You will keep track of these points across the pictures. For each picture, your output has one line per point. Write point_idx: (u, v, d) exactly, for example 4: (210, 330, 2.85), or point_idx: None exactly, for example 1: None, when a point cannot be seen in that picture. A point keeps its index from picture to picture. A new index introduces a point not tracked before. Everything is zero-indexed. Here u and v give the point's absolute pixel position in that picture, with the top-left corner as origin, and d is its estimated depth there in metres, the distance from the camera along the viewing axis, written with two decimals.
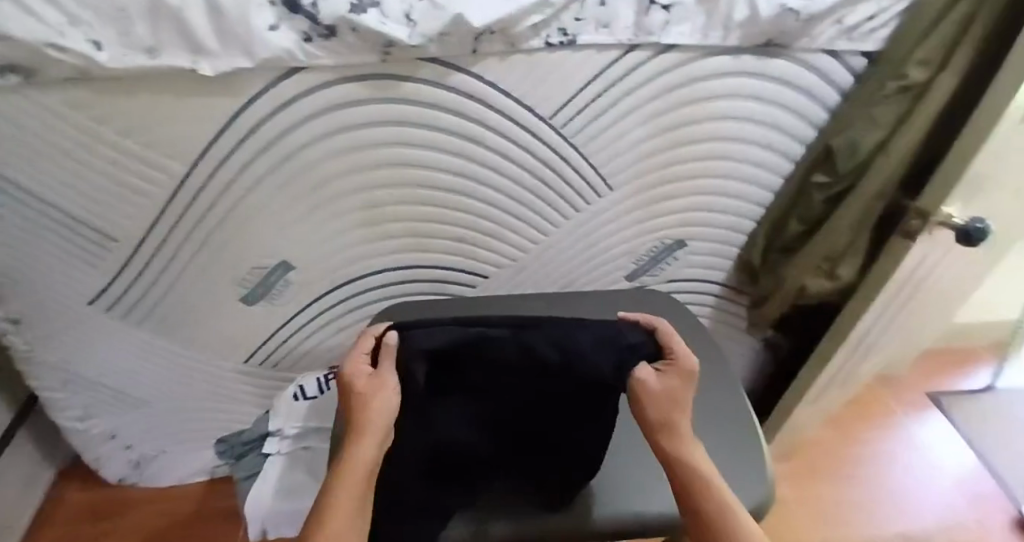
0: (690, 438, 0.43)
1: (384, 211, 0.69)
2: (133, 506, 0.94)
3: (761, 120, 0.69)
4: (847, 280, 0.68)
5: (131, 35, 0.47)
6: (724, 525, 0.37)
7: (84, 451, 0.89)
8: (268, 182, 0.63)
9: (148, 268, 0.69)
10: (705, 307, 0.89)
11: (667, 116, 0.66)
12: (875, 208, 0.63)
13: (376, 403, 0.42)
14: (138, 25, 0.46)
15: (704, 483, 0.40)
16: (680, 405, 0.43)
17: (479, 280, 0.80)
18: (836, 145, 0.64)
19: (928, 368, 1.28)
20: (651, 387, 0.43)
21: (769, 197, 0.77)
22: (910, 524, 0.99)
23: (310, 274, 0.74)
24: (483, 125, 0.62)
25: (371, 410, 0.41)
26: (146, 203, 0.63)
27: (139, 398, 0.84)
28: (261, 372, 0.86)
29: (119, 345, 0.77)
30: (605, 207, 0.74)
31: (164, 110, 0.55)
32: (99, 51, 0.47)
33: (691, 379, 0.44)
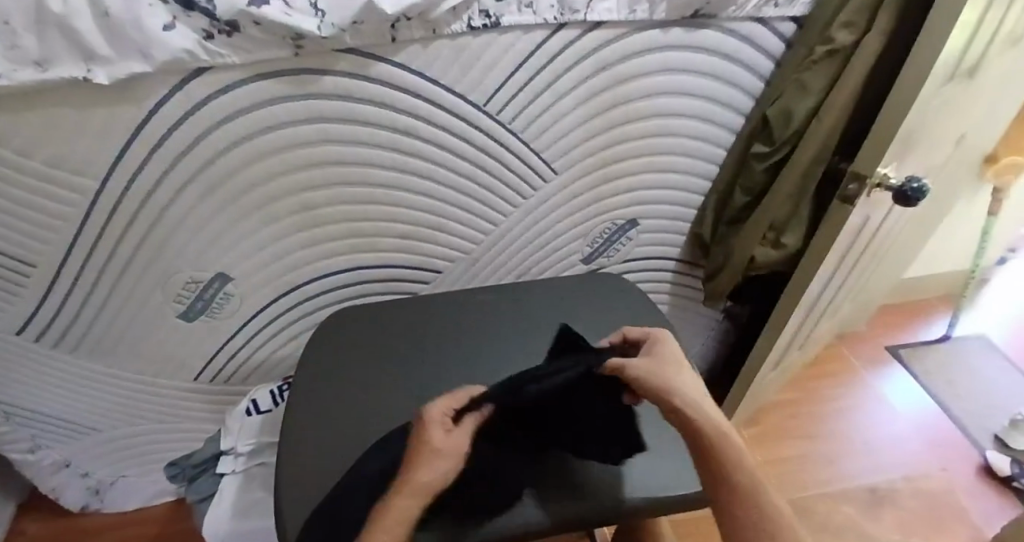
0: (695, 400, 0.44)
1: (322, 214, 0.67)
2: (97, 534, 0.91)
3: (698, 93, 0.68)
4: (792, 247, 0.69)
5: (17, 47, 0.43)
6: (734, 469, 0.40)
7: (37, 484, 0.85)
8: (193, 191, 0.60)
9: (76, 292, 0.65)
10: (663, 284, 0.89)
11: (603, 95, 0.65)
12: (814, 175, 0.63)
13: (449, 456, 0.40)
14: (24, 37, 0.43)
15: (712, 437, 0.41)
16: (672, 368, 0.46)
17: (431, 276, 0.78)
18: (771, 114, 0.64)
19: (886, 324, 1.31)
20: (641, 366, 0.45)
21: (714, 170, 0.77)
22: (874, 477, 1.02)
23: (253, 283, 0.71)
24: (414, 116, 0.60)
25: (435, 467, 0.39)
26: (63, 224, 0.59)
27: (88, 424, 0.81)
28: (216, 387, 0.83)
29: (58, 373, 0.74)
30: (551, 192, 0.73)
31: (65, 125, 0.51)
32: None
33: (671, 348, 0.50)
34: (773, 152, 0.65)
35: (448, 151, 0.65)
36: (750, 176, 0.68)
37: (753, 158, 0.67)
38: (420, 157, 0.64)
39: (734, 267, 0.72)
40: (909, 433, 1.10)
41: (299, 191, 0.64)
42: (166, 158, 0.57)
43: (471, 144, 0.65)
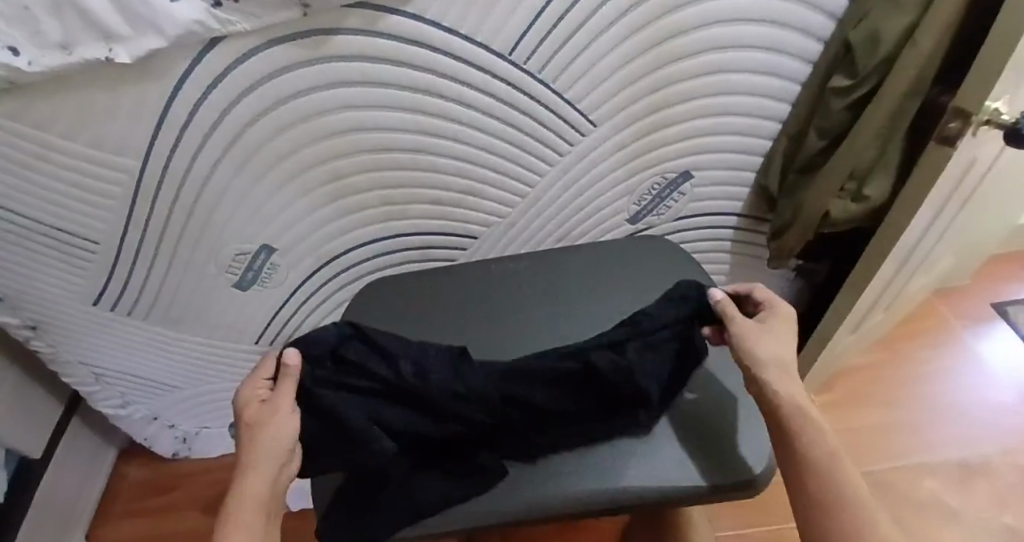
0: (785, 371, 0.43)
1: (353, 182, 0.66)
2: (188, 478, 1.01)
3: (762, 21, 0.59)
4: (878, 199, 0.59)
5: (41, 33, 0.42)
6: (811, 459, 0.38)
7: (133, 434, 0.95)
8: (227, 165, 0.61)
9: (137, 265, 0.69)
10: (723, 242, 0.81)
11: (646, 31, 0.57)
12: (906, 112, 0.52)
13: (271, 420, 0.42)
14: (45, 22, 0.41)
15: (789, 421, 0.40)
16: (773, 339, 0.44)
17: (469, 240, 0.75)
18: (854, 40, 0.53)
19: (994, 274, 1.15)
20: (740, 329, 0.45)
21: (783, 111, 0.67)
22: (968, 449, 0.92)
23: (296, 252, 0.72)
24: (434, 72, 0.56)
25: (266, 433, 0.41)
26: (114, 203, 0.62)
27: (168, 384, 0.88)
28: (274, 351, 0.87)
29: (135, 339, 0.80)
30: (592, 146, 0.67)
31: (97, 107, 0.52)
32: (16, 57, 0.43)
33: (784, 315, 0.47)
34: (855, 86, 0.54)
35: (475, 108, 0.60)
36: (827, 117, 0.58)
37: (831, 94, 0.57)
38: (446, 116, 0.61)
39: (804, 224, 0.63)
40: (1010, 400, 0.97)
41: (328, 159, 0.63)
42: (196, 134, 0.57)
43: (501, 99, 0.60)
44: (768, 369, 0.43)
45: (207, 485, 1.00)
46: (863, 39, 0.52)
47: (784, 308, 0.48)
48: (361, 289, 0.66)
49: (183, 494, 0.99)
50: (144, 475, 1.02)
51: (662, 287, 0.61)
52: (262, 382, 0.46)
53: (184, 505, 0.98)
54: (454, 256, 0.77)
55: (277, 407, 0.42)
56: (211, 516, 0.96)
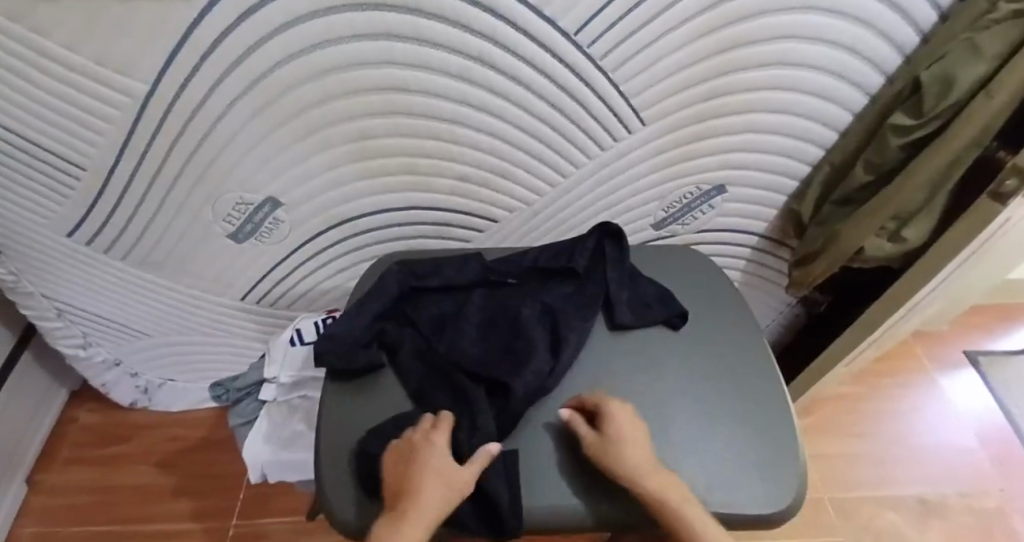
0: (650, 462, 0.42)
1: (380, 144, 0.61)
2: (143, 430, 0.95)
3: (831, 43, 0.57)
4: (914, 242, 0.59)
5: None
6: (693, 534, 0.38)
7: (90, 377, 0.88)
8: (243, 106, 0.55)
9: (124, 201, 0.63)
10: (738, 260, 0.81)
11: (717, 34, 0.54)
12: (964, 161, 0.52)
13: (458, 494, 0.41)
14: None
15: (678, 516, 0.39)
16: (627, 447, 0.42)
17: (490, 224, 0.72)
18: (925, 78, 0.52)
19: (968, 324, 1.20)
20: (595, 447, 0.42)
21: (831, 139, 0.66)
22: (926, 488, 0.96)
23: (302, 210, 0.67)
24: (489, 41, 0.52)
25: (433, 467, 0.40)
26: (111, 129, 0.55)
27: (136, 330, 0.82)
28: (260, 310, 0.81)
29: (107, 279, 0.73)
30: (635, 145, 0.64)
31: (106, 21, 0.45)
32: None
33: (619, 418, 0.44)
34: (917, 127, 0.54)
35: (524, 86, 0.57)
36: (880, 153, 0.57)
37: (889, 130, 0.56)
38: (491, 90, 0.57)
39: (834, 257, 0.63)
40: (972, 445, 1.01)
41: (357, 117, 0.58)
42: (217, 67, 0.51)
43: (553, 82, 0.57)
44: (624, 461, 0.41)
45: (163, 440, 0.94)
46: (933, 80, 0.51)
47: (616, 409, 0.44)
48: (378, 261, 0.62)
49: (139, 446, 0.93)
50: (96, 421, 0.95)
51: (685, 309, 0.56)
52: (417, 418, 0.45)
53: (139, 458, 0.92)
54: (470, 238, 0.74)
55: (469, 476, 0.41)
56: (167, 475, 0.90)
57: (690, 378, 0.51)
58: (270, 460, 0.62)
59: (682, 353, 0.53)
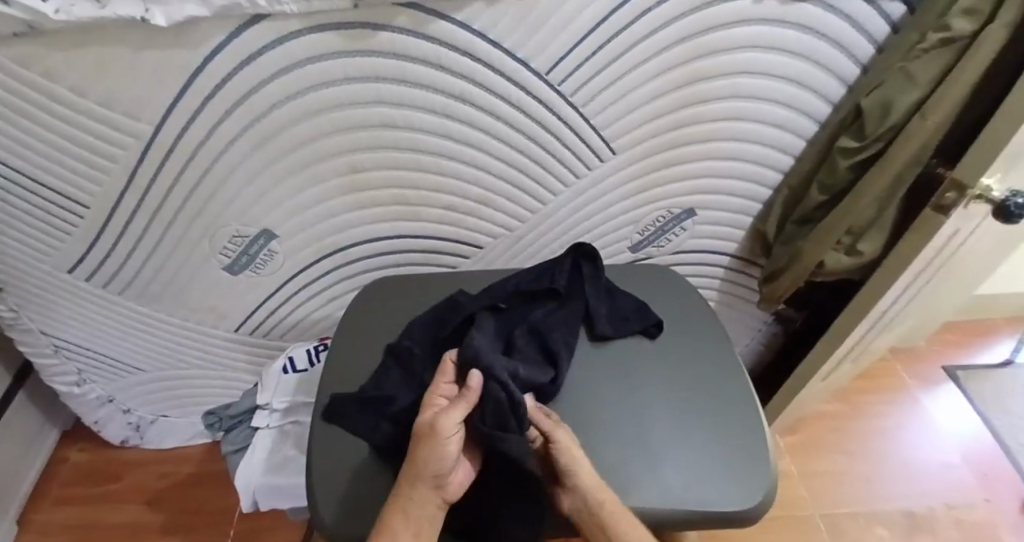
0: None
1: (369, 177, 0.65)
2: (134, 468, 0.95)
3: (780, 76, 0.63)
4: (870, 255, 0.63)
5: None
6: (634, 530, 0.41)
7: (83, 414, 0.89)
8: (242, 144, 0.59)
9: (125, 236, 0.66)
10: (713, 280, 0.84)
11: (676, 71, 0.60)
12: (906, 178, 0.57)
13: (451, 441, 0.38)
14: None
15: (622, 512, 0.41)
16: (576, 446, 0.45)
17: (474, 250, 0.76)
18: (866, 105, 0.58)
19: (944, 341, 1.23)
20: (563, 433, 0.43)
21: (789, 163, 0.71)
22: (912, 502, 0.97)
23: (295, 241, 0.71)
24: (469, 80, 0.57)
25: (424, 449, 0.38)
26: (117, 168, 0.59)
27: (131, 365, 0.83)
28: (254, 341, 0.83)
29: (105, 313, 0.76)
30: (608, 172, 0.69)
31: (117, 69, 0.50)
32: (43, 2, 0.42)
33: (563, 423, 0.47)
34: (863, 148, 0.59)
35: (502, 121, 0.62)
36: (832, 173, 0.62)
37: (838, 152, 0.61)
38: (471, 125, 0.61)
39: (798, 272, 0.67)
40: (956, 460, 1.03)
41: (347, 152, 0.62)
42: (218, 108, 0.55)
43: (529, 117, 0.61)
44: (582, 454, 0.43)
45: (154, 477, 0.94)
46: (874, 106, 0.56)
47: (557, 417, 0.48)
48: (367, 286, 0.65)
49: (128, 484, 0.93)
50: (86, 460, 0.95)
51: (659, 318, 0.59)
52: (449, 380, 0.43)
53: (127, 496, 0.91)
54: (456, 265, 0.77)
55: (443, 419, 0.38)
56: (155, 512, 0.90)
57: (666, 387, 0.54)
58: (260, 486, 0.62)
59: (658, 364, 0.56)
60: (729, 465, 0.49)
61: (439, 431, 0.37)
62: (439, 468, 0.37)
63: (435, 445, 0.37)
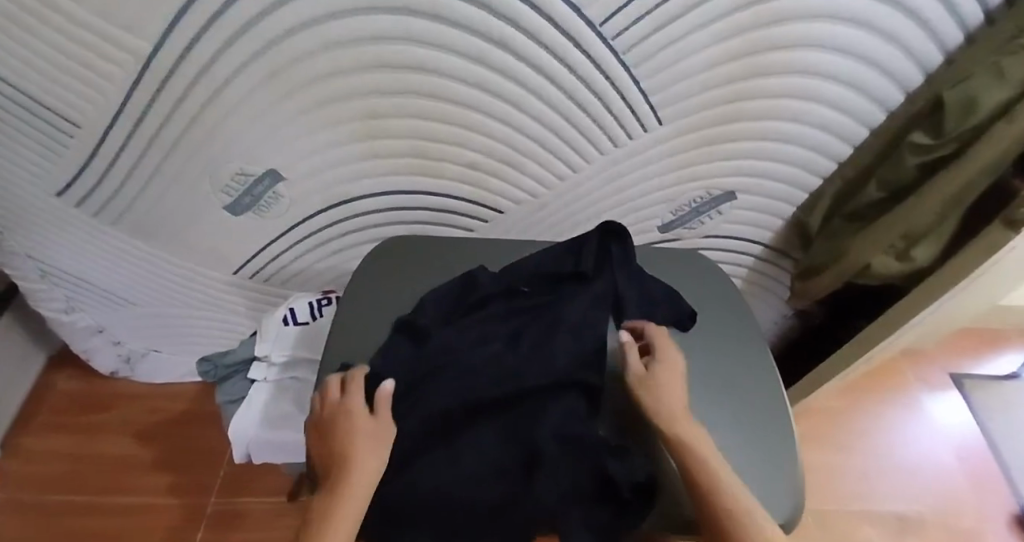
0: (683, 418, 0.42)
1: (388, 124, 0.60)
2: (124, 400, 0.93)
3: (856, 55, 0.56)
4: (921, 264, 0.58)
5: None
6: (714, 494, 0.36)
7: (72, 342, 0.86)
8: (252, 73, 0.53)
9: (119, 164, 0.61)
10: (740, 268, 0.81)
11: (743, 37, 0.53)
12: (978, 186, 0.51)
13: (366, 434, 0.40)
14: None
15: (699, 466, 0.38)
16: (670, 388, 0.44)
17: (495, 214, 0.71)
18: (947, 98, 0.51)
19: (952, 346, 1.21)
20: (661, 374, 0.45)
21: (845, 153, 0.66)
22: (902, 503, 0.97)
23: (304, 186, 0.65)
24: (511, 24, 0.50)
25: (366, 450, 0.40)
26: (111, 87, 0.53)
27: (123, 298, 0.79)
28: (253, 287, 0.80)
29: (96, 242, 0.71)
30: (649, 144, 0.63)
31: None
32: None
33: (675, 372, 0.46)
34: (935, 147, 0.53)
35: (544, 76, 0.55)
36: (897, 169, 0.57)
37: (907, 148, 0.56)
38: (509, 77, 0.55)
39: (843, 270, 0.63)
40: (952, 467, 1.03)
41: (370, 94, 0.56)
42: (228, 29, 0.48)
43: (573, 73, 0.55)
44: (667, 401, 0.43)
45: (144, 412, 0.92)
46: (955, 101, 0.50)
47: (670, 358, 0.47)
48: (377, 247, 0.60)
49: (120, 415, 0.91)
50: (76, 388, 0.93)
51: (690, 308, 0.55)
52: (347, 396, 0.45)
53: (118, 428, 0.90)
54: (473, 228, 0.73)
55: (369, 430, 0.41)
56: (146, 447, 0.88)
57: (692, 386, 0.51)
58: (256, 440, 0.58)
59: (684, 360, 0.53)
60: (762, 476, 0.45)
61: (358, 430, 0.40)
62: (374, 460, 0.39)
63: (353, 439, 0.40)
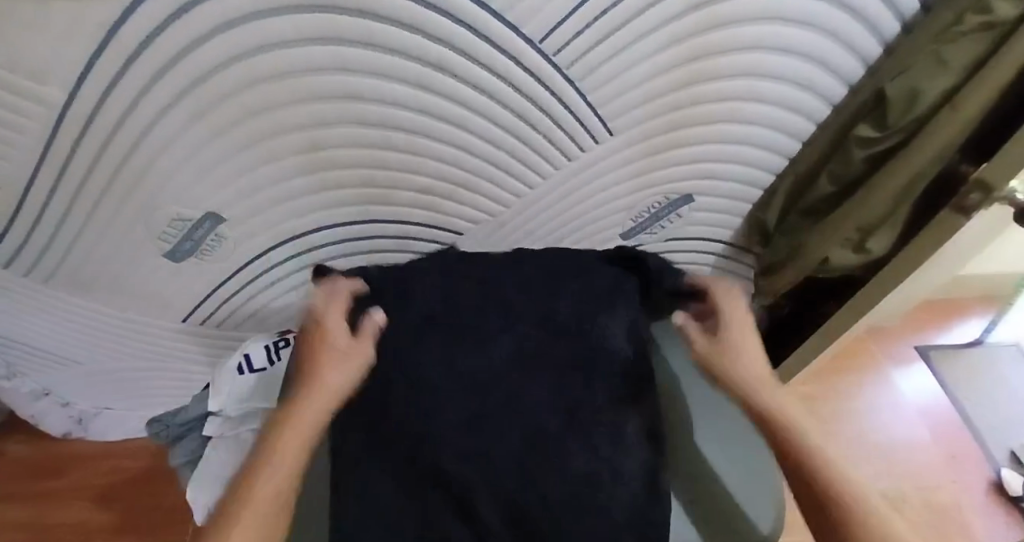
0: (770, 388, 0.45)
1: (331, 156, 0.57)
2: (80, 461, 0.87)
3: (799, 52, 0.56)
4: (878, 253, 0.59)
5: None
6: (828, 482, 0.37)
7: (18, 408, 0.81)
8: (177, 114, 0.48)
9: (43, 222, 0.56)
10: (704, 267, 0.81)
11: (687, 44, 0.52)
12: (926, 174, 0.52)
13: (340, 358, 0.45)
14: None
15: (802, 447, 0.40)
16: (736, 350, 0.48)
17: (452, 236, 0.69)
18: (890, 91, 0.51)
19: (919, 319, 1.24)
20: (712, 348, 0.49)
21: (795, 147, 0.66)
22: (886, 482, 0.99)
23: (249, 225, 0.62)
24: (448, 46, 0.48)
25: (340, 373, 0.44)
26: (25, 141, 0.48)
27: (66, 357, 0.74)
28: (206, 331, 0.76)
29: (28, 303, 0.66)
30: (603, 155, 0.62)
31: None
32: None
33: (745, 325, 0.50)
34: (881, 139, 0.54)
35: (489, 95, 0.53)
36: (847, 163, 0.57)
37: (854, 142, 0.56)
38: (454, 100, 0.53)
39: (803, 265, 0.63)
40: (928, 440, 1.05)
41: (306, 126, 0.53)
42: (143, 74, 0.44)
43: (519, 90, 0.53)
44: (737, 366, 0.47)
45: (102, 473, 0.87)
46: (899, 93, 0.50)
47: (728, 304, 0.51)
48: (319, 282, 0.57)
49: (75, 479, 0.86)
50: (26, 454, 0.87)
51: (682, 269, 0.57)
52: (340, 306, 0.49)
53: (76, 492, 0.85)
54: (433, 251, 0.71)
55: (335, 366, 0.44)
56: (106, 510, 0.84)
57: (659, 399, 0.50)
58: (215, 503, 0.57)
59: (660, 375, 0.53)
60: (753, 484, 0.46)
61: (331, 350, 0.45)
62: (337, 379, 0.44)
63: (326, 356, 0.45)
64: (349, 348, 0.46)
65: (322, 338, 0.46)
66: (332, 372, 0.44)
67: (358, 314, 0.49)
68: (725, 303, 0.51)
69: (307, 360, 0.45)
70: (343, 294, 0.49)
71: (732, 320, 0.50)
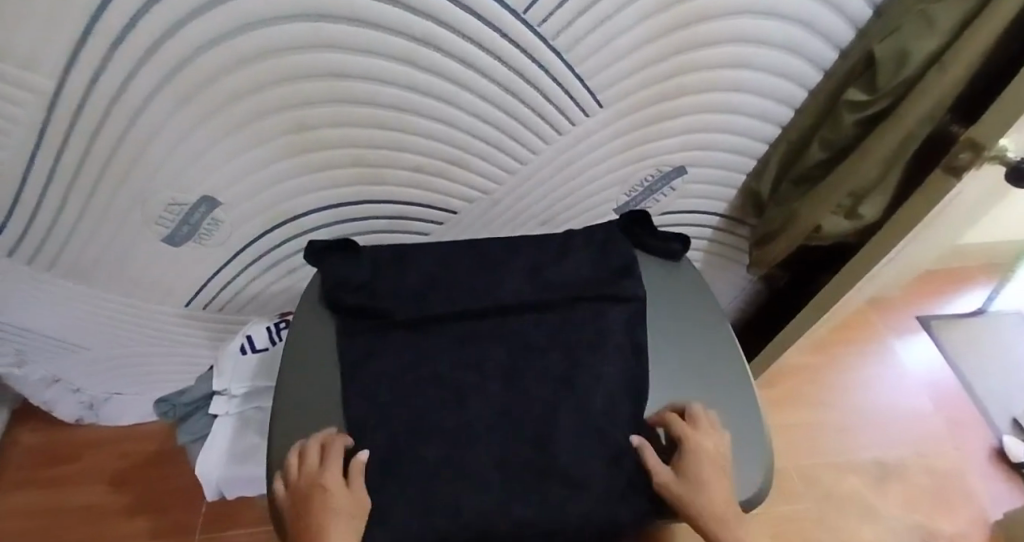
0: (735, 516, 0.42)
1: (321, 136, 0.57)
2: (93, 446, 0.90)
3: (787, 17, 0.56)
4: (869, 219, 0.59)
5: None
6: None
7: (29, 396, 0.83)
8: (167, 97, 0.49)
9: (42, 209, 0.57)
10: (700, 241, 0.81)
11: (672, 12, 0.52)
12: (916, 136, 0.52)
13: (333, 497, 0.40)
14: None
15: None
16: (715, 472, 0.44)
17: (447, 215, 0.70)
18: (879, 53, 0.51)
19: (920, 289, 1.24)
20: (702, 453, 0.44)
21: (787, 115, 0.66)
22: (886, 450, 1.00)
23: (245, 209, 0.63)
24: (433, 19, 0.48)
25: (338, 521, 0.39)
26: (18, 127, 0.49)
27: (74, 344, 0.76)
28: (208, 315, 0.77)
29: (35, 291, 0.68)
30: (593, 129, 0.62)
31: None
32: None
33: (721, 441, 0.46)
34: (870, 103, 0.54)
35: (476, 71, 0.53)
36: (837, 128, 0.57)
37: (845, 106, 0.56)
38: (439, 75, 0.53)
39: (795, 233, 0.64)
40: (929, 408, 1.06)
41: (294, 107, 0.53)
42: (131, 55, 0.44)
43: (505, 64, 0.53)
44: (711, 491, 0.43)
45: (115, 456, 0.89)
46: (887, 54, 0.50)
47: (708, 424, 0.46)
48: (313, 260, 0.57)
49: (85, 464, 0.88)
50: (40, 441, 0.90)
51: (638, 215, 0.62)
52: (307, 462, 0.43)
53: (88, 477, 0.87)
54: (428, 231, 0.71)
55: (326, 503, 0.40)
56: (120, 493, 0.86)
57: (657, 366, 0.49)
58: (224, 477, 0.58)
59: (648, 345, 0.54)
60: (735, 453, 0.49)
61: (321, 493, 0.40)
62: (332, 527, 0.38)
63: (319, 506, 0.40)
64: (342, 503, 0.40)
65: (309, 491, 0.41)
66: (344, 507, 0.40)
67: (326, 446, 0.43)
68: (705, 426, 0.46)
69: (307, 491, 0.41)
70: (313, 442, 0.44)
71: (718, 439, 0.46)
